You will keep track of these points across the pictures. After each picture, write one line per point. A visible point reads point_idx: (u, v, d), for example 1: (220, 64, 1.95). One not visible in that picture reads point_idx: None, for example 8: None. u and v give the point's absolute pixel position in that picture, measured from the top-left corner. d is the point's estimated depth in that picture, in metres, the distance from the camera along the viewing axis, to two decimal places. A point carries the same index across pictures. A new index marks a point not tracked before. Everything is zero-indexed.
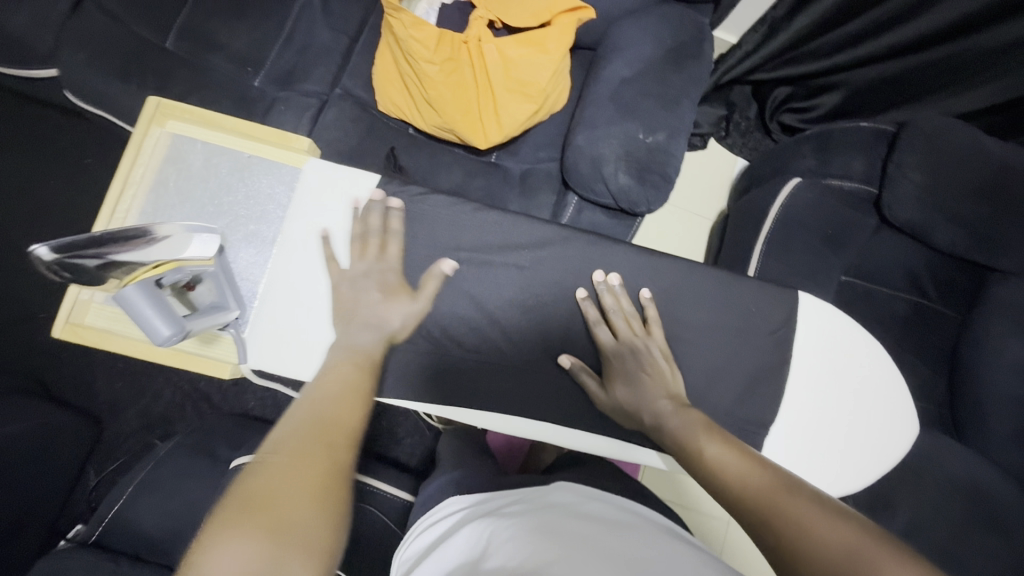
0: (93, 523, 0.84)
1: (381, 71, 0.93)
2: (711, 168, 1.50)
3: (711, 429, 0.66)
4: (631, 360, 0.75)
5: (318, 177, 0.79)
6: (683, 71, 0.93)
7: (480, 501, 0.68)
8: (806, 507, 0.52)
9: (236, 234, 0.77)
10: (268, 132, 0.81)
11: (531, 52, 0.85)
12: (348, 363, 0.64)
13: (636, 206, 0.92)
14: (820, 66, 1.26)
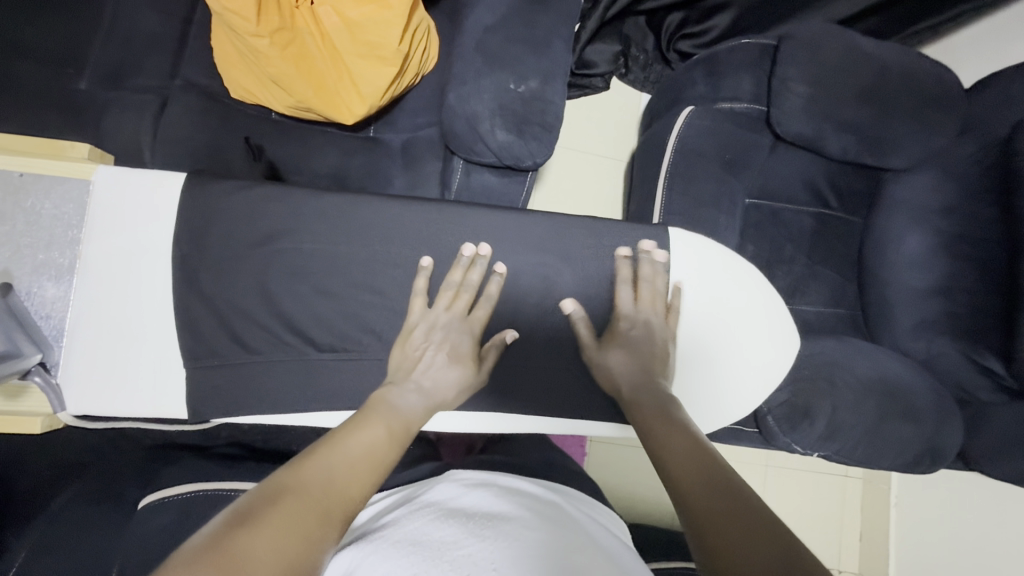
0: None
1: (220, 53, 0.84)
2: (617, 108, 1.45)
3: (665, 419, 0.64)
4: (640, 328, 0.75)
5: (110, 186, 0.71)
6: (550, 9, 0.87)
7: (372, 508, 0.66)
8: (716, 481, 0.52)
9: (23, 267, 0.69)
10: (35, 143, 0.71)
11: (372, 9, 0.76)
12: (378, 425, 0.62)
13: (521, 161, 0.87)
14: None
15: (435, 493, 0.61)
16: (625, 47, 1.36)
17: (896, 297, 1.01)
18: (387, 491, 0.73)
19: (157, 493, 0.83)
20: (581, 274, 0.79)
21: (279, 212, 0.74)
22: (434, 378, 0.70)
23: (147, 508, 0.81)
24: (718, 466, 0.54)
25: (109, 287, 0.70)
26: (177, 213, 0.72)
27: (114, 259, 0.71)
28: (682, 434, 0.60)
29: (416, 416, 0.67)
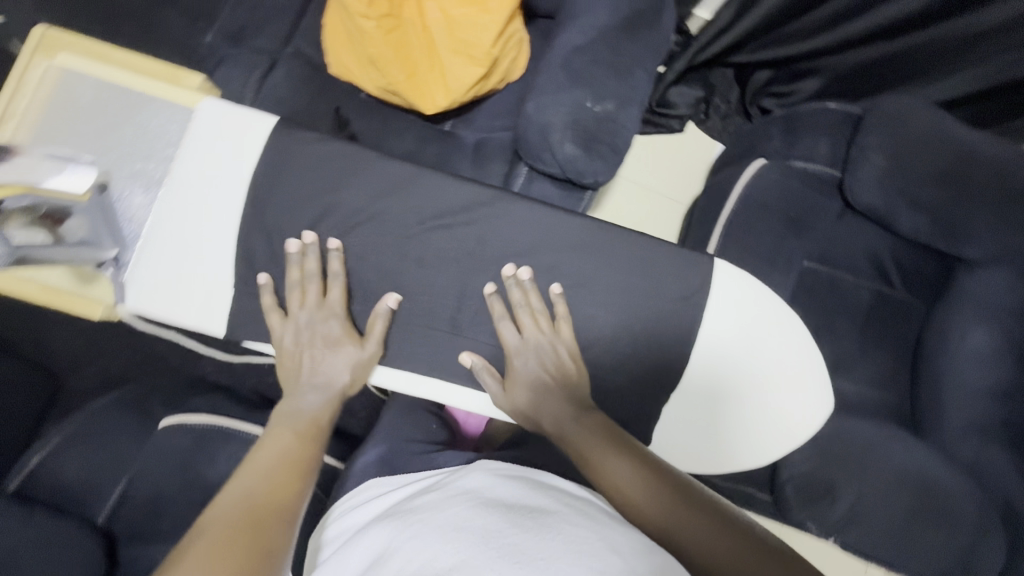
0: (13, 476, 0.84)
1: (328, 29, 0.91)
2: (688, 152, 1.43)
3: (613, 442, 0.67)
4: (531, 366, 0.75)
5: (208, 116, 0.78)
6: (639, 39, 0.90)
7: (389, 496, 0.66)
8: (711, 526, 0.56)
9: (122, 172, 0.78)
10: (161, 69, 0.84)
11: (472, 12, 0.81)
12: (287, 433, 0.68)
13: (583, 176, 0.89)
14: (797, 49, 1.22)
15: (470, 480, 0.61)
16: (706, 94, 1.38)
17: (948, 392, 0.92)
18: (399, 476, 0.73)
19: (177, 417, 0.89)
20: (615, 294, 0.79)
21: (348, 175, 0.79)
22: (328, 378, 0.73)
23: (168, 428, 0.87)
24: (714, 507, 0.59)
25: (182, 200, 0.76)
26: (259, 152, 0.78)
27: (196, 181, 0.77)
28: (642, 473, 0.62)
29: (322, 415, 0.72)
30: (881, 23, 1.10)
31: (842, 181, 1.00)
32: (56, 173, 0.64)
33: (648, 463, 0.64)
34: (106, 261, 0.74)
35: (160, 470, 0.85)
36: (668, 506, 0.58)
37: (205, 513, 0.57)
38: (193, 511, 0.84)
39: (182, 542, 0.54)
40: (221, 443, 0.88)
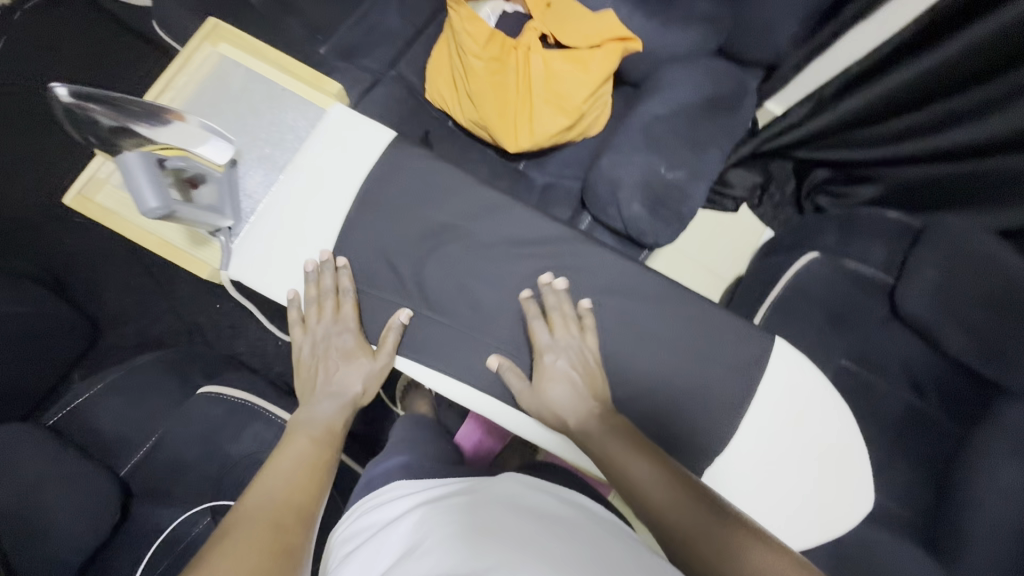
0: (54, 411, 0.87)
1: (434, 62, 0.99)
2: (735, 232, 1.47)
3: (633, 445, 0.71)
4: (565, 363, 0.76)
5: (339, 119, 0.85)
6: (717, 121, 0.96)
7: (410, 496, 0.71)
8: (746, 547, 0.60)
9: (251, 154, 0.84)
10: (307, 72, 0.88)
11: (573, 69, 0.88)
12: (306, 438, 0.71)
13: (644, 236, 0.93)
14: (856, 156, 1.22)
15: (493, 501, 0.64)
16: (764, 182, 1.42)
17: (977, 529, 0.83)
18: (424, 479, 0.76)
19: (213, 389, 0.91)
20: (657, 352, 0.81)
21: (432, 194, 0.84)
22: (340, 388, 0.76)
23: (205, 398, 0.90)
24: (748, 528, 0.63)
25: (301, 187, 0.82)
26: (377, 161, 0.84)
27: (316, 176, 0.83)
28: (677, 487, 0.66)
29: (334, 421, 0.75)
30: (935, 148, 1.07)
31: (893, 290, 1.01)
32: (203, 142, 0.75)
33: (682, 478, 0.68)
34: (220, 229, 0.78)
35: (184, 435, 0.87)
36: (702, 523, 0.62)
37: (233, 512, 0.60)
38: (210, 481, 0.87)
39: (218, 533, 0.56)
40: (248, 421, 0.91)
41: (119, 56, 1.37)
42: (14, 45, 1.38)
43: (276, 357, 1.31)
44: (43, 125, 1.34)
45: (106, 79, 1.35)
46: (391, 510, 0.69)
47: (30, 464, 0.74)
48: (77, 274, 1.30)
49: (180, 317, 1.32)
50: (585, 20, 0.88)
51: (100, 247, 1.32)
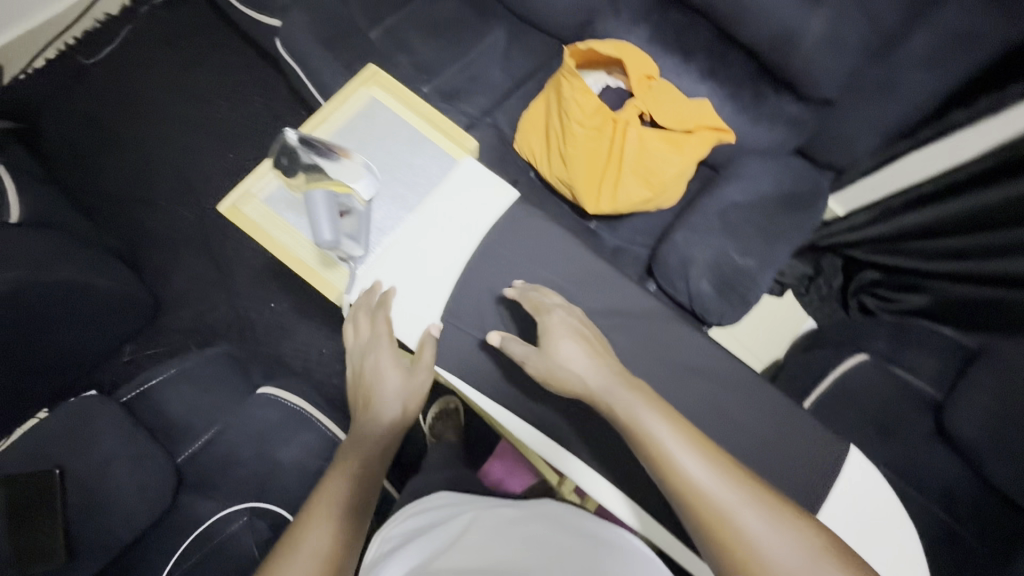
0: (129, 388, 0.91)
1: (529, 117, 1.05)
2: (779, 316, 1.46)
3: (663, 412, 0.65)
4: (562, 317, 0.75)
5: (470, 174, 0.90)
6: (793, 216, 1.00)
7: (449, 509, 0.73)
8: (768, 518, 0.57)
9: (386, 191, 0.89)
10: (448, 125, 0.93)
11: (666, 151, 0.93)
12: (350, 466, 0.73)
13: (707, 314, 0.96)
14: (908, 265, 1.21)
15: (531, 528, 0.65)
16: (812, 274, 1.43)
17: None
18: (464, 497, 0.79)
19: (274, 389, 0.94)
20: (707, 432, 0.84)
21: (518, 244, 0.88)
22: (381, 411, 0.76)
23: (267, 397, 0.93)
24: (771, 496, 0.59)
25: (427, 227, 0.87)
26: (499, 219, 0.89)
27: (440, 221, 0.88)
28: (695, 451, 0.61)
29: (375, 448, 0.75)
30: (988, 275, 1.06)
31: (941, 408, 1.01)
32: (359, 179, 0.78)
33: (701, 441, 0.63)
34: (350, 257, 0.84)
35: (240, 432, 0.90)
36: (722, 489, 0.58)
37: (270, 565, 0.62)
38: (254, 483, 0.88)
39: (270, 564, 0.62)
40: (301, 428, 0.94)
41: (232, 62, 1.49)
42: (137, 36, 1.49)
43: (318, 366, 1.32)
44: (150, 112, 1.45)
45: (217, 81, 1.47)
46: (439, 516, 0.72)
47: (105, 440, 0.79)
48: (150, 253, 1.36)
49: (234, 310, 1.34)
50: (684, 105, 0.94)
51: (175, 232, 1.38)
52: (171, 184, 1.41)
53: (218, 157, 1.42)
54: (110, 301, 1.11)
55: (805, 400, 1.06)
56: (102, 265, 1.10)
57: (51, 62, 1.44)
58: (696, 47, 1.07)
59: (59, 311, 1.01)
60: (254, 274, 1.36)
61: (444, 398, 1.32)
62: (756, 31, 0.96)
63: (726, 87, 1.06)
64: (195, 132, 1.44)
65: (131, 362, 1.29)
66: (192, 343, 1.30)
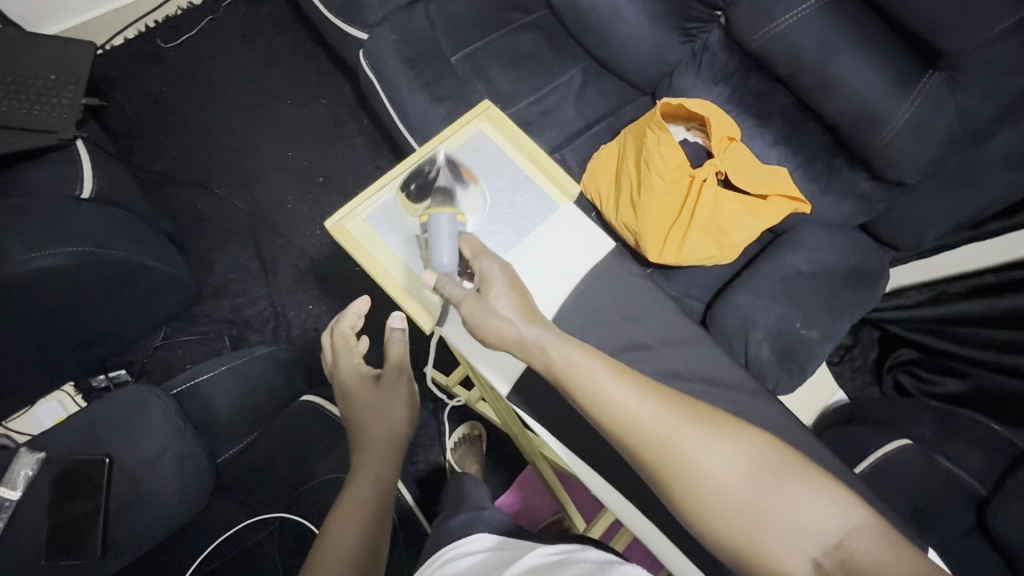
0: (180, 380, 0.89)
1: (601, 159, 1.07)
2: (811, 385, 1.33)
3: (588, 351, 0.64)
4: (495, 265, 0.71)
5: (571, 221, 0.86)
6: (857, 292, 0.99)
7: (498, 552, 0.71)
8: (705, 435, 0.56)
9: (483, 227, 0.85)
10: (554, 167, 0.89)
11: (741, 214, 0.94)
12: (359, 481, 0.72)
13: (763, 379, 0.95)
14: (956, 351, 1.19)
15: (567, 572, 0.57)
16: (849, 344, 1.39)
17: None
18: (510, 541, 0.76)
19: (316, 399, 0.92)
20: None
21: (589, 288, 0.86)
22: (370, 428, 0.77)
23: (308, 407, 0.91)
24: (700, 410, 0.59)
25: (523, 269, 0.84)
26: (592, 271, 0.86)
27: (535, 266, 0.84)
28: (626, 384, 0.61)
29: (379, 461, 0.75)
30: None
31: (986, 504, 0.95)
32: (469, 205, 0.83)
33: (631, 375, 0.62)
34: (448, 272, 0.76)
35: (278, 439, 0.88)
36: (652, 415, 0.58)
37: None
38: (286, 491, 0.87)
39: None
40: (338, 441, 0.92)
41: (302, 61, 1.51)
42: (215, 25, 1.51)
43: None
44: (217, 100, 1.46)
45: (286, 79, 1.49)
46: (473, 565, 0.68)
47: (155, 434, 0.76)
48: (197, 239, 1.36)
49: (273, 306, 1.32)
50: (760, 171, 0.96)
51: (224, 221, 1.37)
52: (227, 173, 1.41)
53: (276, 153, 1.43)
54: (158, 285, 1.10)
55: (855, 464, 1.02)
56: (157, 248, 1.10)
57: (130, 41, 1.47)
58: (773, 113, 1.08)
59: (112, 290, 1.01)
60: (295, 273, 1.34)
61: (468, 422, 1.26)
62: (840, 106, 0.98)
63: (799, 154, 1.07)
64: (258, 126, 1.45)
65: (163, 346, 1.28)
66: (226, 335, 1.28)
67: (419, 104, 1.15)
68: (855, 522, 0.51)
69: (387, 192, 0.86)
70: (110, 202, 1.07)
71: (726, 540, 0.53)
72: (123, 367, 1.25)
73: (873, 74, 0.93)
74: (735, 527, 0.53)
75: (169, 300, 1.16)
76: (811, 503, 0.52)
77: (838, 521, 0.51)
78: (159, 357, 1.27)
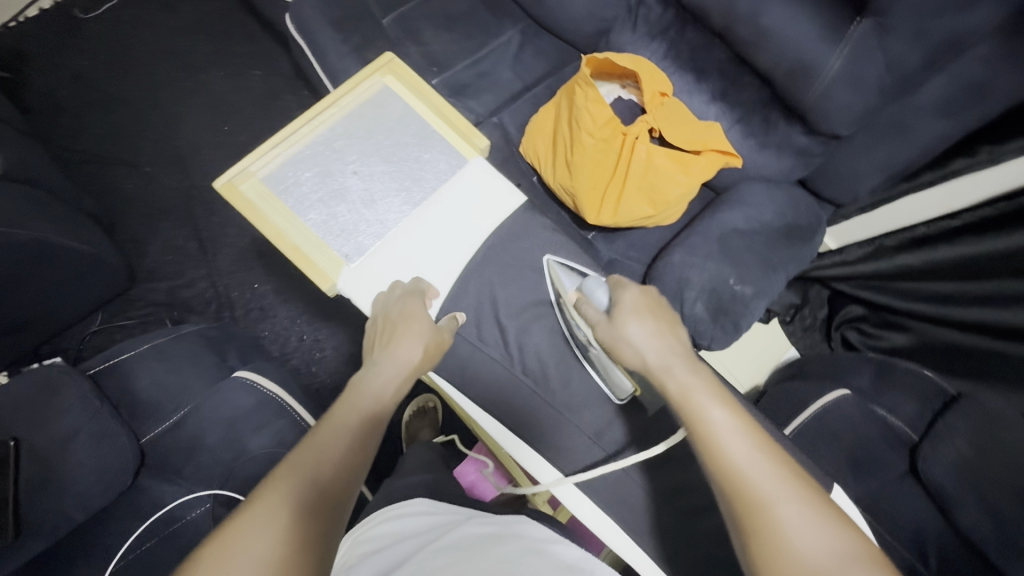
0: (98, 360, 0.89)
1: (538, 119, 1.05)
2: (762, 344, 1.35)
3: (722, 395, 0.59)
4: (634, 293, 0.73)
5: (475, 174, 0.90)
6: (791, 248, 0.99)
7: (438, 515, 0.67)
8: (812, 514, 0.50)
9: (391, 183, 0.87)
10: (462, 123, 0.92)
11: (673, 169, 0.92)
12: (353, 402, 0.67)
13: (699, 336, 0.96)
14: (899, 304, 1.20)
15: (503, 545, 0.56)
16: (798, 303, 1.38)
17: None
18: (447, 505, 0.72)
19: (249, 374, 0.92)
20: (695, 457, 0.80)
21: (498, 247, 0.87)
22: (406, 349, 0.73)
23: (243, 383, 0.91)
24: (823, 496, 0.52)
25: (431, 223, 0.87)
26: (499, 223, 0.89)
27: (445, 224, 0.87)
28: (751, 434, 0.56)
29: (388, 391, 0.69)
30: (970, 321, 1.08)
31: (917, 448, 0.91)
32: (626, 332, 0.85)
33: (763, 433, 0.56)
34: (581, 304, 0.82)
35: (212, 417, 0.88)
36: (763, 472, 0.52)
37: (257, 488, 0.52)
38: (218, 471, 0.86)
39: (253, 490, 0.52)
40: (272, 415, 0.91)
41: (233, 28, 1.44)
42: None
43: (294, 351, 1.26)
44: (142, 71, 1.40)
45: (216, 48, 1.43)
46: (409, 527, 0.64)
47: (68, 413, 0.77)
48: (130, 219, 1.31)
49: (214, 287, 1.28)
50: (695, 128, 0.95)
51: (157, 200, 1.32)
52: (158, 148, 1.35)
53: (209, 126, 1.37)
54: (80, 266, 1.05)
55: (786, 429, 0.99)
56: (75, 226, 1.05)
57: (45, 11, 1.40)
58: (710, 68, 1.06)
59: (29, 275, 0.96)
60: (236, 251, 1.31)
61: (422, 395, 1.26)
62: (773, 59, 0.97)
63: (736, 110, 1.06)
64: (189, 100, 1.39)
65: (98, 332, 1.23)
66: (165, 317, 1.24)
67: (349, 69, 1.11)
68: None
69: (281, 153, 0.86)
70: (19, 180, 1.01)
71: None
72: (58, 354, 1.21)
73: (803, 22, 0.91)
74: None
75: (97, 283, 1.12)
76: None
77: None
78: (95, 342, 1.23)
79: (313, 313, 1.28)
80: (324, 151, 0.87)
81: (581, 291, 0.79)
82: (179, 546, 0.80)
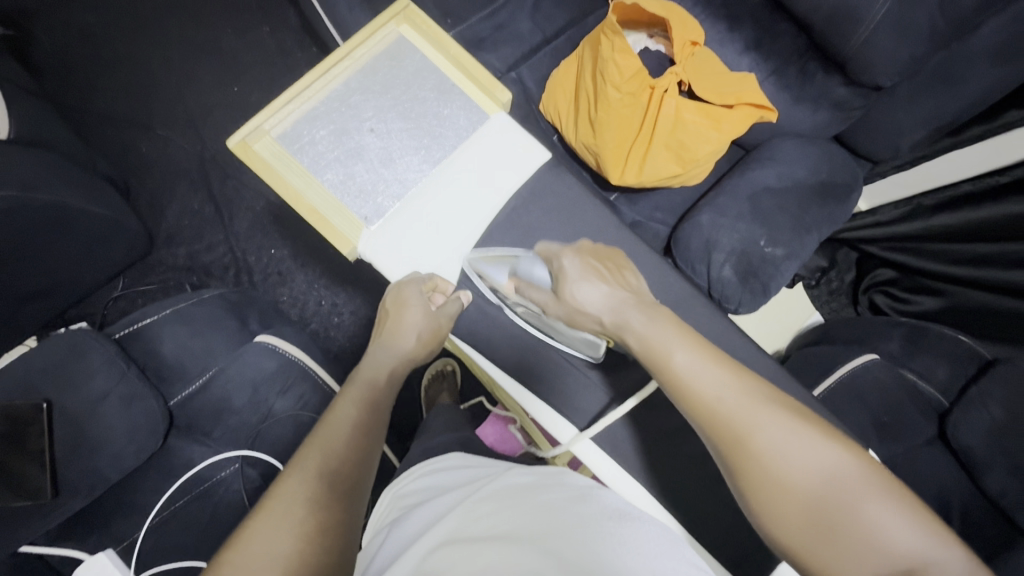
0: (122, 325, 0.89)
1: (559, 74, 1.00)
2: (784, 308, 1.31)
3: (680, 329, 0.59)
4: (573, 258, 0.68)
5: (498, 132, 0.86)
6: (826, 208, 0.95)
7: (473, 467, 0.66)
8: (789, 429, 0.52)
9: (411, 143, 0.84)
10: (483, 75, 0.87)
11: (704, 124, 0.87)
12: (358, 390, 0.71)
13: (726, 301, 0.93)
14: (934, 267, 1.13)
15: (542, 498, 0.54)
16: (826, 267, 1.31)
17: None
18: (479, 458, 0.71)
19: (271, 338, 0.92)
20: None
21: (521, 210, 0.86)
22: (402, 341, 0.76)
23: (266, 349, 0.91)
24: (797, 409, 0.54)
25: (450, 184, 0.84)
26: (522, 184, 0.86)
27: (464, 185, 0.85)
28: (719, 367, 0.56)
29: (386, 374, 0.74)
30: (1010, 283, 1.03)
31: (947, 414, 0.88)
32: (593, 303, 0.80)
33: (726, 358, 0.57)
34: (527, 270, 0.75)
35: (236, 380, 0.89)
36: (741, 407, 0.53)
37: (265, 495, 0.55)
38: (247, 432, 0.89)
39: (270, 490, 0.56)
40: (296, 379, 0.92)
41: None
42: None
43: (314, 315, 1.26)
44: (147, 28, 1.35)
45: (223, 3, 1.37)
46: (449, 480, 0.64)
47: (95, 377, 0.78)
48: (145, 183, 1.29)
49: (232, 251, 1.28)
50: (727, 78, 0.89)
51: (171, 163, 1.31)
52: (167, 110, 1.32)
53: (218, 86, 1.33)
54: (99, 231, 1.05)
55: (813, 390, 0.95)
56: (90, 189, 1.04)
57: None
58: (745, 14, 0.99)
59: (49, 240, 0.96)
60: (252, 215, 1.29)
61: (441, 358, 1.26)
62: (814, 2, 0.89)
63: (770, 60, 0.99)
64: (197, 59, 1.34)
65: (122, 298, 1.25)
66: (185, 283, 1.25)
67: (360, 22, 1.06)
68: (937, 554, 0.47)
69: (295, 110, 0.82)
70: (31, 143, 1.00)
71: (786, 544, 0.51)
72: (84, 320, 1.23)
73: None
74: (803, 535, 0.50)
75: (117, 248, 1.12)
76: (895, 520, 0.48)
77: (921, 549, 0.47)
78: (118, 308, 1.24)
79: (329, 278, 1.27)
80: (339, 108, 0.83)
81: (519, 274, 0.75)
82: (212, 504, 0.85)
